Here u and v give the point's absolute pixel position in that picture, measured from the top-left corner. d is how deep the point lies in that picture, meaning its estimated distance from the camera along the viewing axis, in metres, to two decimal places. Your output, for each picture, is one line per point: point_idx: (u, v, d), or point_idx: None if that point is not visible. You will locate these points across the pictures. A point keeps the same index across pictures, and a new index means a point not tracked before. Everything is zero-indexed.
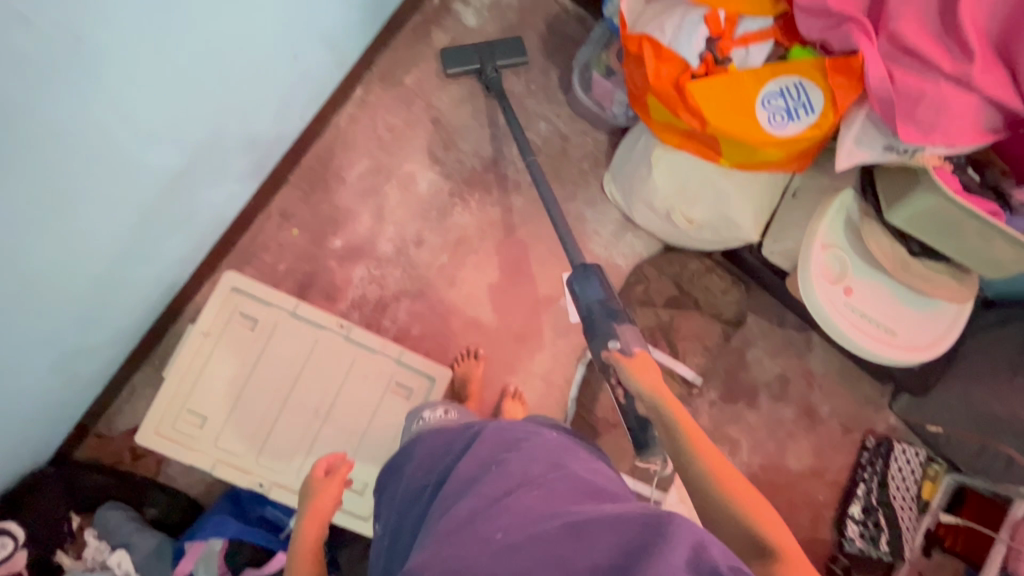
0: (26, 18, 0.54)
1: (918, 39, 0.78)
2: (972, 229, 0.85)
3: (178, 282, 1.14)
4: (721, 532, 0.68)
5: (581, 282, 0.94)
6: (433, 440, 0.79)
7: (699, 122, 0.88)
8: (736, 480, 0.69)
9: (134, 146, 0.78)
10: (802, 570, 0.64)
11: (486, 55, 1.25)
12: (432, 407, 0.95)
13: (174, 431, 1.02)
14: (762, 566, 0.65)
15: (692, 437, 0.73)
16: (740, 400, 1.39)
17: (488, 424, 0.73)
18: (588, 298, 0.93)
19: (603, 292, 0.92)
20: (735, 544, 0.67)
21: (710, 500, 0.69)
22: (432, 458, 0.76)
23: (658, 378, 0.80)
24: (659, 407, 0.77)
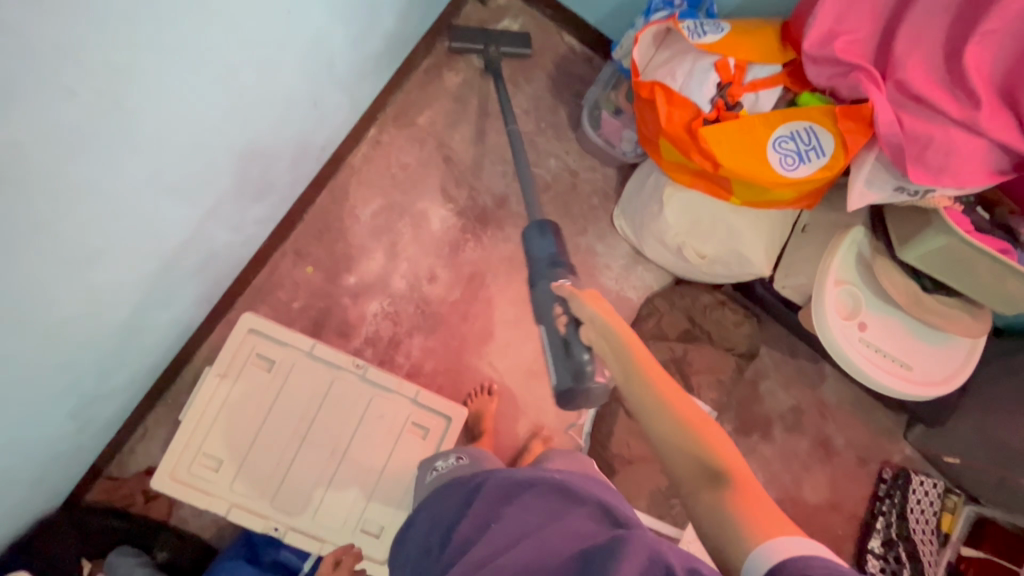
0: (70, 90, 0.56)
1: (924, 85, 0.80)
2: (987, 268, 0.87)
3: (194, 323, 1.15)
4: (671, 457, 0.66)
5: (536, 234, 0.96)
6: (444, 494, 0.81)
7: (712, 165, 0.90)
8: (688, 406, 0.68)
9: (156, 202, 0.79)
10: (755, 494, 0.60)
11: (489, 38, 1.30)
12: (444, 456, 0.97)
13: (189, 474, 1.01)
14: (712, 492, 0.61)
15: (643, 361, 0.72)
16: (755, 432, 1.39)
17: (490, 477, 0.75)
18: (542, 254, 0.95)
19: (557, 247, 0.95)
20: (685, 469, 0.64)
21: (660, 423, 0.67)
22: (441, 513, 0.78)
23: (609, 307, 0.80)
24: (608, 328, 0.77)
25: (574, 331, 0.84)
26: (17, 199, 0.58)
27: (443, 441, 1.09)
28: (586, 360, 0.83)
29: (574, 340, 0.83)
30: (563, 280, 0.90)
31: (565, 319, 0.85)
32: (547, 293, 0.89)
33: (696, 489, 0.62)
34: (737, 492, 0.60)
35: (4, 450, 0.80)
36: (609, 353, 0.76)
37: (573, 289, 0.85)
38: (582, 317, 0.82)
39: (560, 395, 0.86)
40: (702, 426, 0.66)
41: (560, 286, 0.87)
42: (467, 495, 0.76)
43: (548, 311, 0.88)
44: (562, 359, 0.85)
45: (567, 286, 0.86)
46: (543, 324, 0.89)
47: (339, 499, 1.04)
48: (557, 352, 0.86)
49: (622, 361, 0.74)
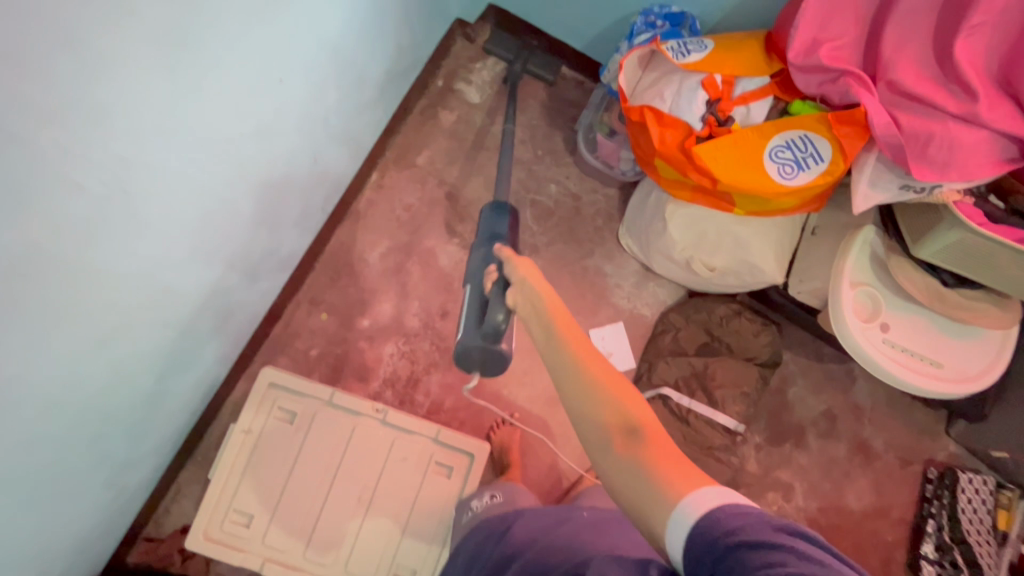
0: (82, 186, 0.60)
1: (916, 83, 0.79)
2: (1008, 258, 0.84)
3: (218, 380, 1.17)
4: (582, 418, 0.63)
5: (494, 216, 0.96)
6: (479, 532, 0.84)
7: (709, 180, 0.90)
8: (604, 367, 0.64)
9: (172, 272, 0.83)
10: (668, 451, 0.58)
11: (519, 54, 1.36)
12: (479, 495, 0.98)
13: (222, 532, 1.03)
14: (625, 451, 0.58)
15: (563, 325, 0.68)
16: (788, 441, 1.35)
17: (519, 518, 0.78)
18: (497, 231, 0.94)
19: (510, 230, 0.95)
20: (596, 432, 0.61)
21: (573, 389, 0.64)
22: (474, 552, 0.80)
23: (539, 270, 0.76)
24: (534, 294, 0.73)
25: (497, 292, 0.78)
26: (33, 290, 0.60)
27: (468, 478, 1.09)
28: (499, 322, 0.76)
29: (492, 300, 0.77)
30: (500, 246, 0.86)
31: (494, 277, 0.79)
32: (482, 258, 0.87)
33: (610, 452, 0.59)
34: (648, 447, 0.58)
35: (46, 527, 0.83)
36: (531, 321, 0.72)
37: (511, 253, 0.80)
38: (512, 280, 0.77)
39: (461, 352, 0.81)
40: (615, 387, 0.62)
41: (499, 248, 0.83)
42: (499, 534, 0.78)
43: (480, 273, 0.84)
44: (475, 318, 0.79)
45: (505, 250, 0.82)
46: (471, 283, 0.85)
47: (371, 543, 1.05)
48: (472, 313, 0.80)
49: (543, 325, 0.70)
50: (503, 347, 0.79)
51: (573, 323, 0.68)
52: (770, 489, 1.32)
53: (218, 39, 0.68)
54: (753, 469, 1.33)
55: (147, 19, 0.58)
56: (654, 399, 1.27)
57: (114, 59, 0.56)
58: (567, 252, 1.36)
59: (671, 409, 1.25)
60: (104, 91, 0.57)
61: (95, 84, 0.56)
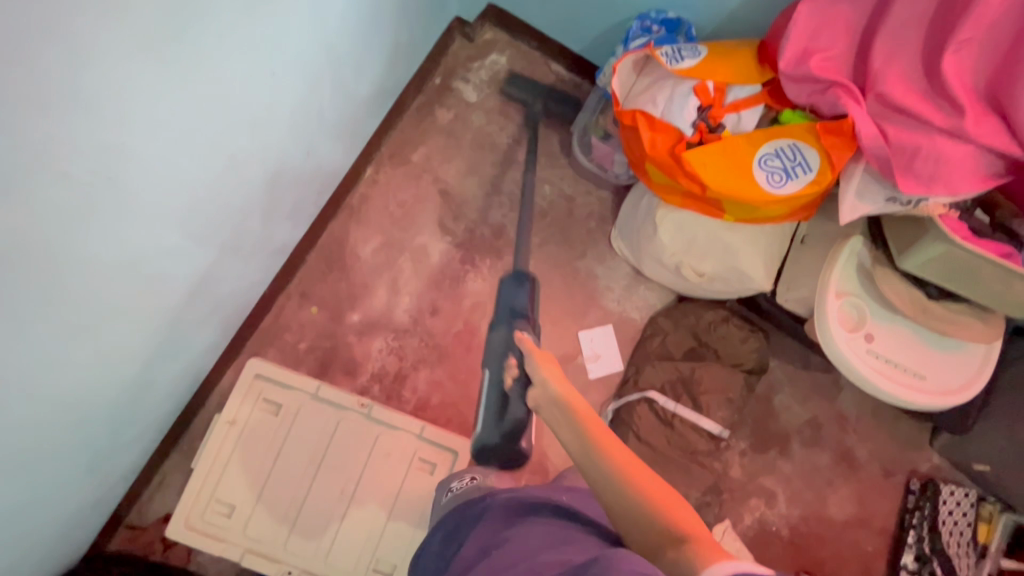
0: (65, 174, 0.59)
1: (905, 97, 0.79)
2: (990, 273, 0.85)
3: (204, 370, 1.17)
4: (627, 526, 0.64)
5: (512, 287, 1.05)
6: (457, 512, 0.82)
7: (698, 186, 0.90)
8: (641, 470, 0.68)
9: (157, 263, 0.82)
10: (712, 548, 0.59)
11: (534, 91, 1.37)
12: (459, 477, 0.97)
13: (203, 522, 1.03)
14: (673, 550, 0.59)
15: (597, 432, 0.73)
16: (772, 448, 1.35)
17: (497, 498, 0.77)
18: (514, 304, 1.04)
19: (528, 304, 1.04)
20: (643, 534, 0.62)
21: (611, 488, 0.67)
22: (452, 533, 0.80)
23: (560, 373, 0.84)
24: (558, 398, 0.79)
25: (518, 390, 0.94)
26: (21, 278, 0.61)
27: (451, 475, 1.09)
28: (519, 418, 0.96)
29: (515, 399, 0.95)
30: (520, 329, 0.99)
31: (515, 374, 0.94)
32: (502, 339, 0.99)
33: (658, 553, 0.60)
34: (698, 547, 0.59)
35: (26, 512, 0.83)
36: (561, 425, 0.77)
37: (530, 347, 0.90)
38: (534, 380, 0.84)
39: (483, 445, 1.01)
40: (655, 489, 0.65)
41: (519, 338, 0.95)
42: (477, 516, 0.77)
43: (499, 361, 0.98)
44: (495, 414, 0.98)
45: (525, 340, 0.93)
46: (490, 366, 0.99)
47: (351, 536, 1.05)
48: (491, 413, 0.98)
49: (574, 429, 0.75)
50: (519, 444, 1.00)
51: (602, 426, 0.74)
52: (753, 496, 1.33)
53: (209, 35, 0.68)
54: (736, 475, 1.33)
55: (139, 13, 0.58)
56: (640, 402, 1.26)
57: (102, 51, 0.56)
58: (559, 253, 1.36)
59: (656, 411, 1.26)
60: (95, 84, 0.57)
61: (87, 77, 0.56)
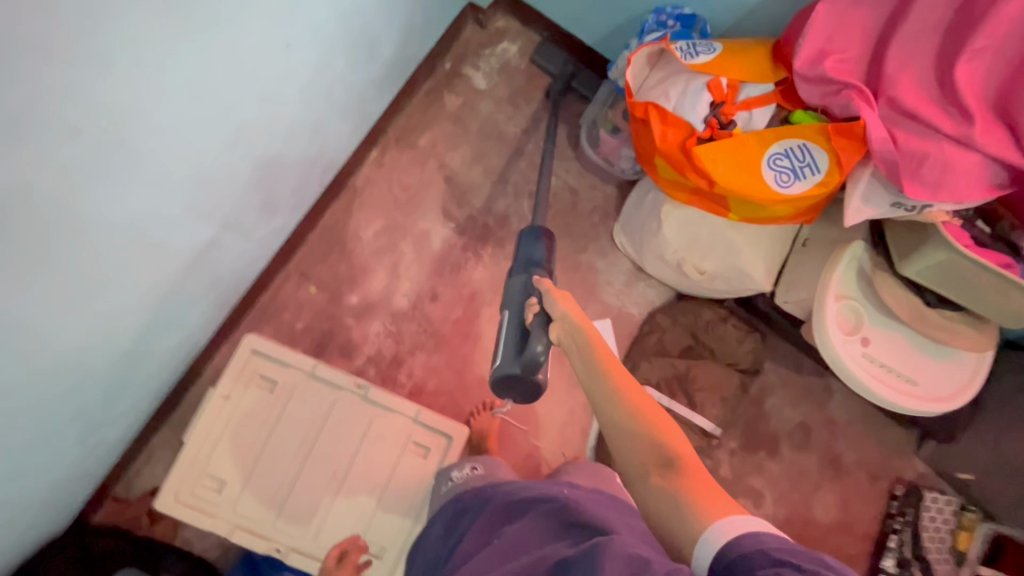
0: (77, 129, 0.58)
1: (916, 103, 0.79)
2: (989, 282, 0.86)
3: (199, 345, 1.16)
4: (624, 450, 0.67)
5: (530, 242, 0.98)
6: (457, 502, 0.84)
7: (707, 182, 0.90)
8: (642, 395, 0.69)
9: (159, 230, 0.81)
10: (701, 478, 0.63)
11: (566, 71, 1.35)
12: (459, 465, 0.98)
13: (193, 497, 1.02)
14: (664, 481, 0.63)
15: (605, 359, 0.73)
16: (762, 449, 1.37)
17: (497, 491, 0.78)
18: (531, 253, 0.96)
19: (546, 257, 0.96)
20: (636, 461, 0.66)
21: (614, 413, 0.69)
22: (451, 523, 0.81)
23: (580, 308, 0.81)
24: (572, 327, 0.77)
25: (540, 324, 0.84)
26: (24, 236, 0.60)
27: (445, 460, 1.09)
28: (540, 351, 0.82)
29: (536, 331, 0.83)
30: (539, 276, 0.92)
31: (536, 310, 0.85)
32: (521, 285, 0.91)
33: (650, 482, 0.64)
34: (684, 478, 0.62)
35: (15, 476, 0.82)
36: (572, 351, 0.76)
37: (550, 288, 0.85)
38: (554, 315, 0.82)
39: (499, 375, 0.86)
40: (654, 417, 0.67)
41: (538, 281, 0.88)
42: (477, 508, 0.79)
43: (520, 300, 0.90)
44: (517, 344, 0.85)
45: (545, 282, 0.87)
46: (510, 308, 0.90)
47: (342, 517, 1.04)
48: (510, 346, 0.86)
49: (584, 357, 0.74)
50: (539, 375, 0.84)
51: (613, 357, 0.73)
52: (740, 495, 1.34)
53: None
54: (725, 474, 1.35)
55: None
56: None
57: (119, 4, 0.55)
58: (561, 246, 1.36)
59: None
60: (111, 38, 0.56)
61: (103, 30, 0.55)
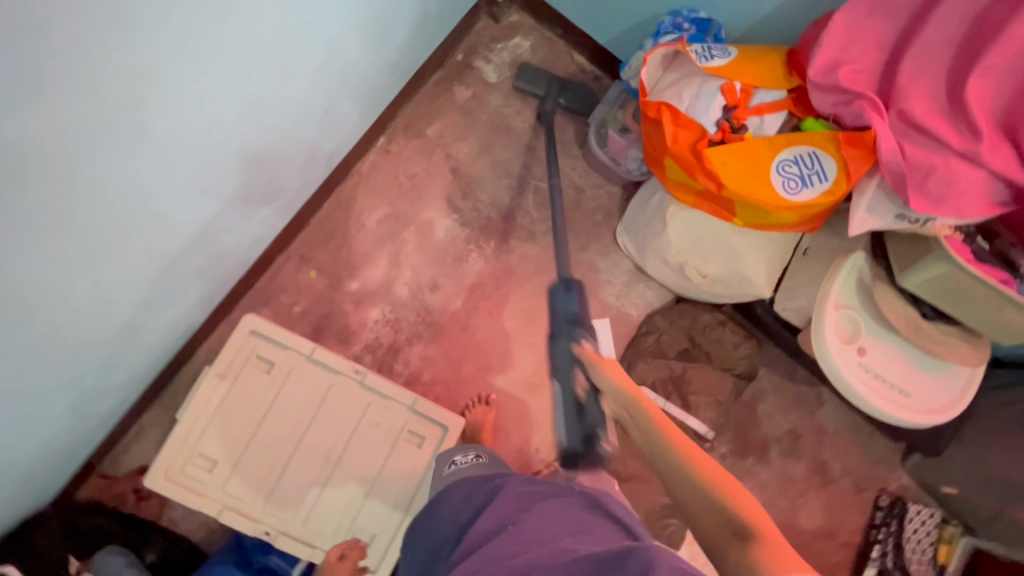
0: (93, 90, 0.58)
1: (925, 117, 0.80)
2: (987, 297, 0.88)
3: (196, 323, 1.15)
4: (694, 518, 0.65)
5: (564, 295, 1.04)
6: (463, 488, 0.83)
7: (716, 185, 0.91)
8: (708, 461, 0.69)
9: (165, 202, 0.80)
10: (780, 546, 0.59)
11: (552, 90, 1.33)
12: (463, 451, 0.97)
13: (183, 475, 1.00)
14: (737, 549, 0.60)
15: (666, 427, 0.75)
16: (751, 454, 1.38)
17: (507, 482, 0.78)
18: (562, 312, 1.05)
19: (580, 309, 1.04)
20: (708, 527, 0.63)
21: (681, 479, 0.68)
22: (457, 507, 0.80)
23: (625, 376, 0.89)
24: (629, 398, 0.83)
25: (591, 399, 1.06)
26: (31, 195, 0.59)
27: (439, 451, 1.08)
28: (598, 424, 1.07)
29: (592, 405, 1.06)
30: (583, 342, 1.01)
31: (588, 386, 0.95)
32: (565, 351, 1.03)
33: (724, 550, 0.61)
34: (764, 548, 0.59)
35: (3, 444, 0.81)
36: (633, 424, 0.80)
37: (596, 356, 0.94)
38: (602, 387, 0.90)
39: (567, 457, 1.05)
40: (724, 483, 0.66)
41: (580, 349, 0.98)
42: (487, 495, 0.78)
43: (567, 376, 1.06)
44: (575, 415, 1.08)
45: (586, 350, 0.96)
46: (559, 381, 1.08)
47: (332, 502, 1.04)
48: (571, 418, 1.08)
49: (643, 426, 0.78)
50: (602, 447, 1.06)
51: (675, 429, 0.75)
52: None
53: None
54: None
55: None
56: None
57: None
58: None
59: None
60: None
61: None
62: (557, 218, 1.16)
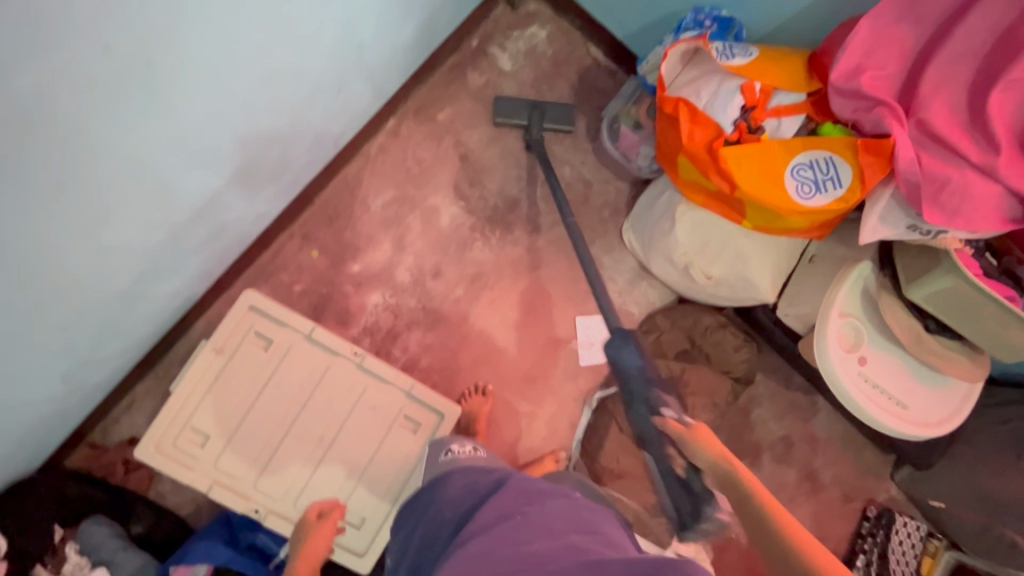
0: (107, 46, 0.57)
1: (945, 128, 0.80)
2: (992, 313, 0.88)
3: (194, 296, 1.13)
4: None
5: (620, 348, 0.95)
6: (463, 478, 0.82)
7: (729, 185, 0.91)
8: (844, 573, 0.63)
9: (174, 169, 0.79)
10: None
11: (535, 117, 1.30)
12: (459, 441, 0.95)
13: (174, 449, 0.99)
14: None
15: (788, 525, 0.68)
16: (743, 458, 1.39)
17: (511, 476, 0.78)
18: (627, 366, 0.94)
19: (642, 360, 0.94)
20: None
21: None
22: (456, 498, 0.79)
23: (727, 450, 0.78)
24: (733, 477, 0.75)
25: (695, 475, 0.82)
26: (39, 150, 0.58)
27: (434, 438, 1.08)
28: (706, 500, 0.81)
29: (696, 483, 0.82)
30: (667, 413, 0.87)
31: (682, 460, 0.84)
32: (647, 420, 0.89)
33: None
34: None
35: None
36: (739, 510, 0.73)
37: (684, 429, 0.82)
38: (703, 465, 0.79)
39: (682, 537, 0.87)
40: None
41: (664, 423, 0.84)
42: (489, 488, 0.77)
43: (658, 445, 0.87)
44: (679, 493, 0.84)
45: (674, 425, 0.83)
46: (653, 453, 0.88)
47: (324, 483, 1.03)
48: (675, 495, 0.85)
49: (754, 515, 0.71)
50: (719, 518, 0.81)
51: (790, 516, 0.70)
52: None
53: None
54: None
55: None
56: None
57: None
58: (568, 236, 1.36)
59: None
60: None
61: None
62: (595, 279, 1.10)
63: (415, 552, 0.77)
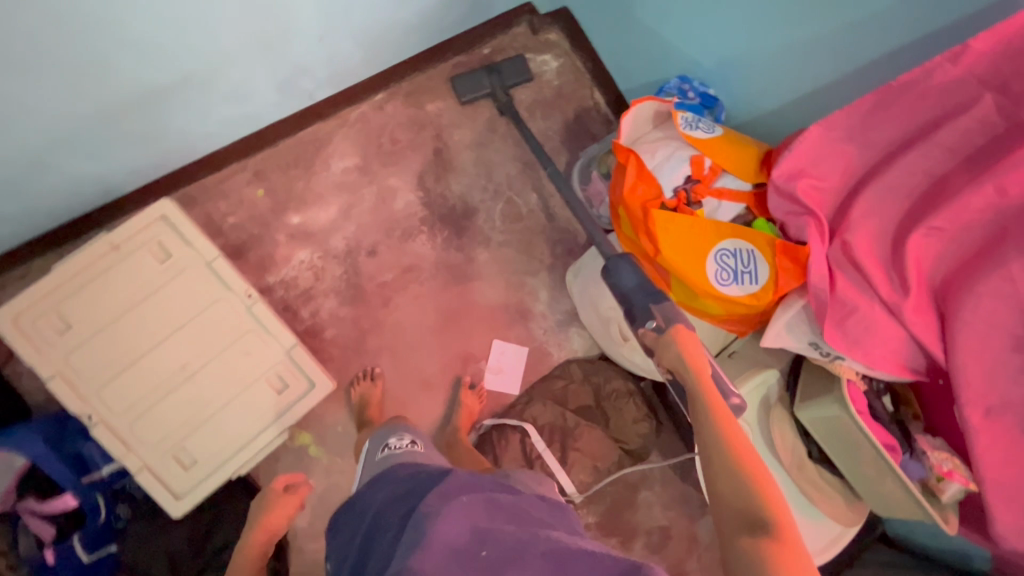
0: None
1: (865, 255, 0.78)
2: (868, 455, 0.85)
3: (120, 190, 1.12)
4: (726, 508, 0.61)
5: (613, 271, 0.91)
6: (398, 475, 0.78)
7: (653, 248, 0.90)
8: (747, 448, 0.64)
9: (109, 49, 0.82)
10: (796, 554, 0.55)
11: (495, 81, 1.33)
12: (398, 434, 0.93)
13: (31, 326, 0.94)
14: (751, 538, 0.57)
15: (712, 404, 0.69)
16: (614, 536, 1.26)
17: (448, 471, 0.72)
18: (622, 287, 0.89)
19: (637, 275, 0.89)
20: (729, 508, 0.60)
21: (719, 462, 0.64)
22: (392, 495, 0.73)
23: (696, 346, 0.77)
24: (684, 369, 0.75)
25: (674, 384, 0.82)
26: None
27: (296, 404, 1.05)
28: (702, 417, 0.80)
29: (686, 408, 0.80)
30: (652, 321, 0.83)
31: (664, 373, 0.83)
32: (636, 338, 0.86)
33: (733, 536, 0.58)
34: (778, 544, 0.55)
35: None
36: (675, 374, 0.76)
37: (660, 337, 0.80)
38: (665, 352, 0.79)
39: None
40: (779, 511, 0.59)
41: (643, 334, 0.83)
42: (428, 479, 0.72)
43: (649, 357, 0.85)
44: None
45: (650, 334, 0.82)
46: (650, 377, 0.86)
47: (169, 412, 0.99)
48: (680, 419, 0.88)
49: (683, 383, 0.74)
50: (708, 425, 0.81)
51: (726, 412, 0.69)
52: None
53: None
54: None
55: None
56: (515, 431, 1.21)
57: None
58: (514, 260, 1.34)
59: (524, 446, 1.20)
60: None
61: None
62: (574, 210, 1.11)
63: (357, 550, 0.69)
